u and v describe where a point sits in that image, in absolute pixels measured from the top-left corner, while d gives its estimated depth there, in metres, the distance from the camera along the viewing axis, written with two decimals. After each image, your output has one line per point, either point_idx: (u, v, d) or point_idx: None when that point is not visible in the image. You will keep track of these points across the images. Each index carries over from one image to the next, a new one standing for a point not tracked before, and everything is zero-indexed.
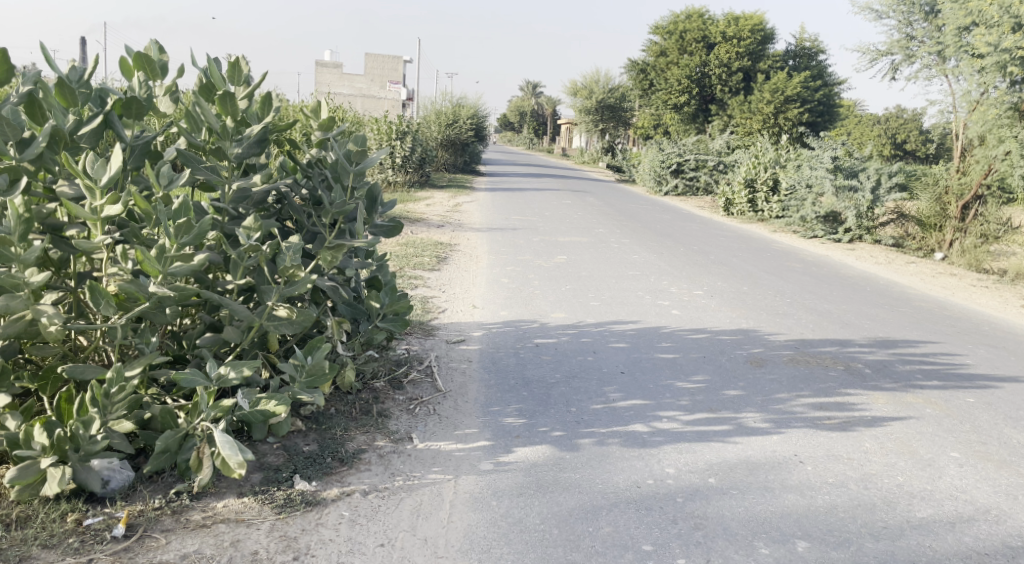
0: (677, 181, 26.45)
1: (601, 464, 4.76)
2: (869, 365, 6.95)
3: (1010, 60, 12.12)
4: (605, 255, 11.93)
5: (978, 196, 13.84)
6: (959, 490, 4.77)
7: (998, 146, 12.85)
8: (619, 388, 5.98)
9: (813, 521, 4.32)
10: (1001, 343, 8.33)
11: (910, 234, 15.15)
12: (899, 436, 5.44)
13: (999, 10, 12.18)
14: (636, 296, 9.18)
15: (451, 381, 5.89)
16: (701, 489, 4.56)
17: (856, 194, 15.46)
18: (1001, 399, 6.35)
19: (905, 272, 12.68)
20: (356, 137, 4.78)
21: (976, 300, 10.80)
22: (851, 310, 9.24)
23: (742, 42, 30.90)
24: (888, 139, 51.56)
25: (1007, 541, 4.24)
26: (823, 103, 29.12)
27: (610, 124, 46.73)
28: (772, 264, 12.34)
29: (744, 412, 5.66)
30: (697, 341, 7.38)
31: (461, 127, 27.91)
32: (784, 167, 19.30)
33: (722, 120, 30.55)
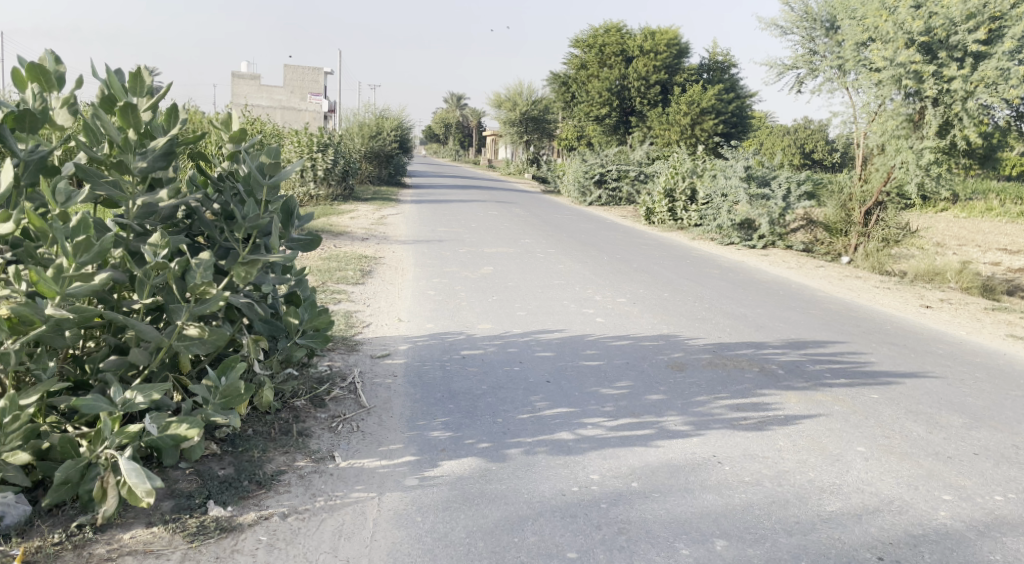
0: (601, 192, 26.78)
1: (526, 474, 4.75)
2: (782, 366, 7.12)
3: (905, 74, 12.73)
4: (530, 265, 11.98)
5: (879, 202, 14.43)
6: (865, 482, 4.92)
7: (896, 155, 13.46)
8: (545, 397, 5.98)
9: (731, 520, 4.38)
10: (905, 342, 8.65)
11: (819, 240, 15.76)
12: (811, 434, 5.58)
13: (894, 27, 12.70)
14: (561, 305, 9.23)
15: (376, 397, 5.79)
16: (624, 493, 4.59)
17: (769, 202, 15.93)
18: (903, 395, 6.59)
19: (814, 275, 13.10)
20: (270, 149, 4.56)
21: (880, 301, 11.25)
22: (765, 313, 9.48)
23: (659, 55, 31.44)
24: (797, 150, 53.37)
25: (909, 531, 4.39)
26: (736, 115, 29.71)
27: (535, 136, 46.88)
28: (691, 271, 12.60)
29: (665, 416, 5.73)
30: (621, 348, 7.44)
31: (384, 138, 27.63)
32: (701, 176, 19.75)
33: (642, 132, 31.18)
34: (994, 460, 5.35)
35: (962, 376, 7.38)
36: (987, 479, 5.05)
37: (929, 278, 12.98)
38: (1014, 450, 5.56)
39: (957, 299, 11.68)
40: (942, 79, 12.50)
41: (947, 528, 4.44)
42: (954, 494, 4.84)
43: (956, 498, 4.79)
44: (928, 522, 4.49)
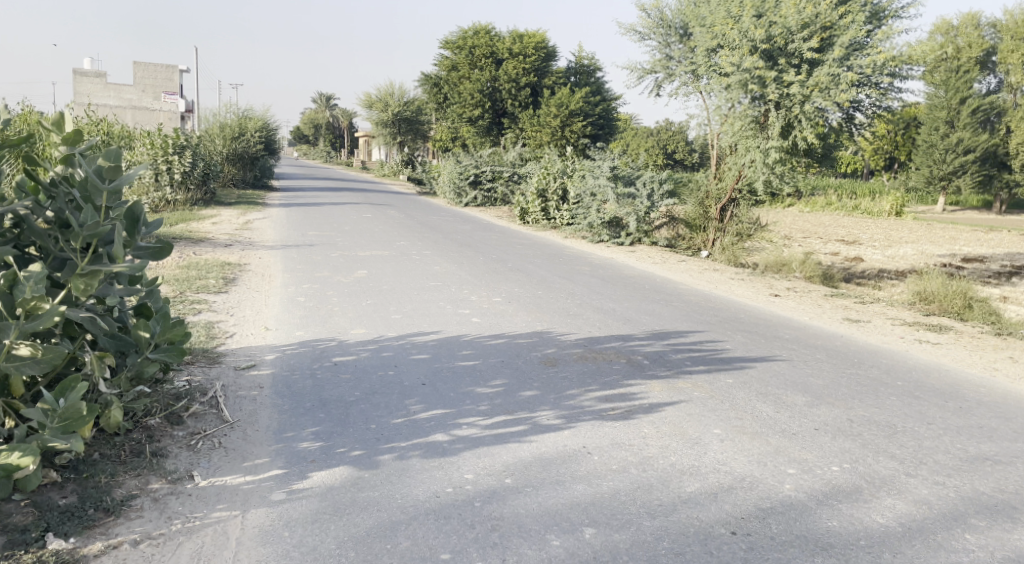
0: (476, 193, 26.89)
1: (400, 479, 4.68)
2: (647, 356, 7.33)
3: (751, 79, 13.31)
4: (405, 268, 11.87)
5: (732, 199, 15.16)
6: (721, 462, 5.11)
7: (745, 154, 14.12)
8: (419, 399, 5.91)
9: (599, 507, 4.48)
10: (756, 329, 9.08)
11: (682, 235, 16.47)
12: (673, 420, 5.76)
13: (739, 34, 13.21)
14: (437, 306, 9.17)
15: (240, 411, 5.56)
16: (497, 490, 4.60)
17: (634, 201, 16.38)
18: (755, 378, 6.91)
19: (676, 270, 13.58)
20: (108, 151, 4.36)
21: (735, 291, 11.78)
22: (633, 307, 9.74)
23: (528, 59, 31.77)
24: (661, 150, 55.37)
25: (759, 504, 4.61)
26: (603, 117, 30.45)
27: (407, 137, 46.54)
28: (564, 268, 12.80)
29: (538, 411, 5.77)
30: (495, 347, 7.45)
31: (248, 140, 26.70)
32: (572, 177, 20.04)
33: (515, 134, 31.59)
34: (832, 433, 5.69)
35: (805, 357, 7.81)
36: (825, 451, 5.35)
37: (778, 268, 13.78)
38: (849, 423, 5.92)
39: (801, 287, 12.39)
40: (782, 84, 13.21)
41: (791, 499, 4.69)
42: (798, 467, 5.11)
43: (800, 471, 5.05)
44: (776, 494, 4.73)
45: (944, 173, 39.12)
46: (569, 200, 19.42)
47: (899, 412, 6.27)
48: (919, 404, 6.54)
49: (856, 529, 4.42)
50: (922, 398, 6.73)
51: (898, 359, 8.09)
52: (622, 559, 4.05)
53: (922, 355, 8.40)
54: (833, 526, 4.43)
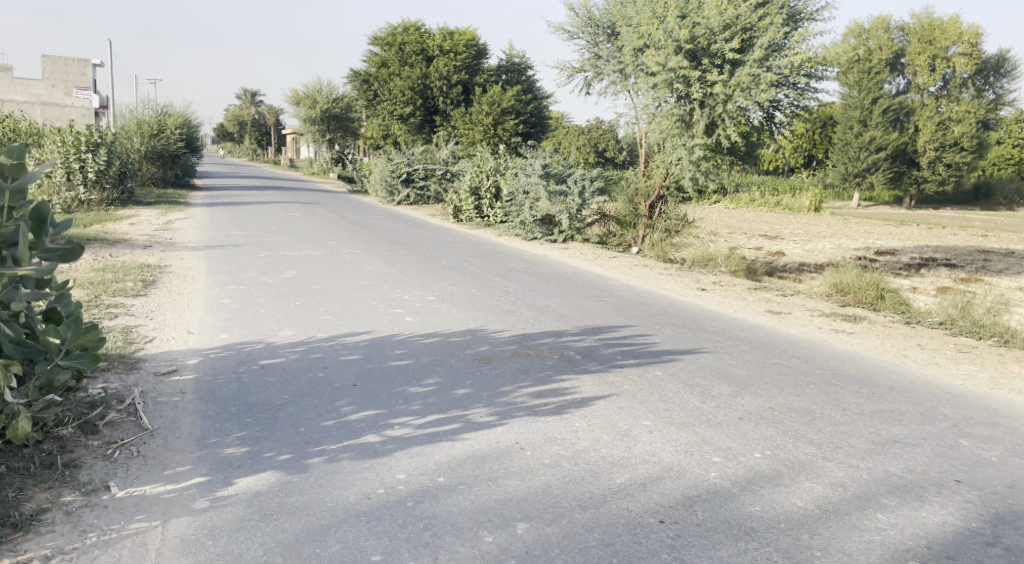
0: (409, 191, 26.72)
1: (330, 482, 4.61)
2: (579, 351, 7.38)
3: (675, 78, 13.55)
4: (335, 267, 11.71)
5: (661, 196, 15.45)
6: (650, 453, 5.18)
7: (672, 152, 14.29)
8: (350, 401, 5.82)
9: (532, 502, 4.49)
10: (683, 322, 9.24)
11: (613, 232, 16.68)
12: (604, 413, 5.81)
13: (664, 34, 13.41)
14: (368, 306, 9.06)
15: (160, 417, 5.40)
16: (430, 489, 4.57)
17: (566, 199, 16.47)
18: (682, 369, 7.04)
19: (608, 266, 13.73)
20: (9, 149, 4.12)
21: (664, 286, 11.96)
22: (565, 303, 9.80)
23: (459, 56, 31.71)
24: (591, 148, 56.06)
25: (686, 493, 4.69)
26: (535, 115, 30.58)
27: (337, 134, 45.94)
28: (497, 266, 12.82)
29: (471, 408, 5.76)
30: (428, 345, 7.40)
31: (168, 137, 25.96)
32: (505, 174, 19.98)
33: (447, 131, 31.61)
34: (755, 421, 5.82)
35: (730, 349, 7.98)
36: (748, 439, 5.47)
37: (704, 263, 14.05)
38: (771, 411, 6.06)
39: (726, 281, 12.65)
40: (705, 84, 13.49)
41: (716, 486, 4.78)
42: (723, 455, 5.21)
43: (725, 459, 5.15)
44: (702, 483, 4.81)
45: (859, 170, 40.59)
46: (503, 197, 19.42)
47: (818, 400, 6.46)
48: (835, 391, 6.75)
49: (776, 513, 4.53)
50: (839, 385, 6.95)
51: (816, 349, 8.34)
52: (553, 553, 4.08)
53: (838, 344, 8.67)
54: (756, 511, 4.53)
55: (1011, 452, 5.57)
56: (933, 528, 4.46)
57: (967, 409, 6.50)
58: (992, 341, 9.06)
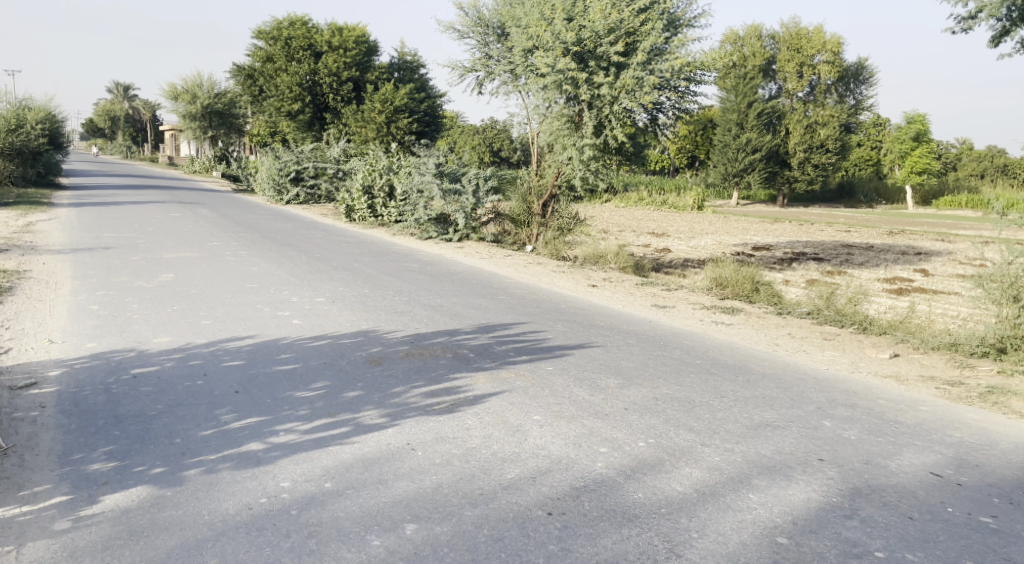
0: (299, 189, 26.07)
1: (206, 493, 4.44)
2: (472, 350, 7.36)
3: (564, 79, 13.73)
4: (217, 269, 11.30)
5: (553, 195, 15.62)
6: (540, 447, 5.22)
7: (562, 152, 14.52)
8: (231, 408, 5.62)
9: (421, 502, 4.44)
10: (574, 318, 9.36)
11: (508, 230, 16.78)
12: (496, 410, 5.81)
13: (552, 36, 13.56)
14: (253, 309, 8.78)
15: (17, 435, 5.09)
16: (315, 495, 4.46)
17: (461, 197, 16.47)
18: (573, 364, 7.13)
19: (503, 264, 13.77)
20: None
21: (556, 283, 12.11)
22: (459, 302, 9.78)
23: (348, 52, 31.16)
24: (484, 148, 56.39)
25: (575, 484, 4.74)
26: (429, 113, 30.42)
27: (221, 131, 44.44)
28: (390, 266, 12.67)
29: (361, 411, 5.65)
30: (317, 348, 7.23)
31: (28, 133, 24.52)
32: (398, 172, 19.78)
33: (337, 129, 30.95)
34: (641, 412, 5.95)
35: (619, 343, 8.14)
36: (634, 429, 5.58)
37: (595, 260, 14.32)
38: (657, 402, 6.21)
39: (616, 277, 12.92)
40: (593, 85, 13.73)
41: (603, 476, 4.85)
42: (610, 445, 5.30)
43: (612, 449, 5.24)
44: (589, 473, 4.88)
45: (737, 170, 42.27)
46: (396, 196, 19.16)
47: (699, 389, 6.66)
48: (716, 380, 6.98)
49: (659, 499, 4.64)
50: (720, 374, 7.19)
51: (697, 340, 8.60)
52: (442, 551, 4.05)
53: (718, 335, 8.97)
54: (639, 498, 4.63)
55: (870, 431, 5.90)
56: (802, 506, 4.66)
57: (833, 392, 6.84)
58: (853, 328, 9.59)
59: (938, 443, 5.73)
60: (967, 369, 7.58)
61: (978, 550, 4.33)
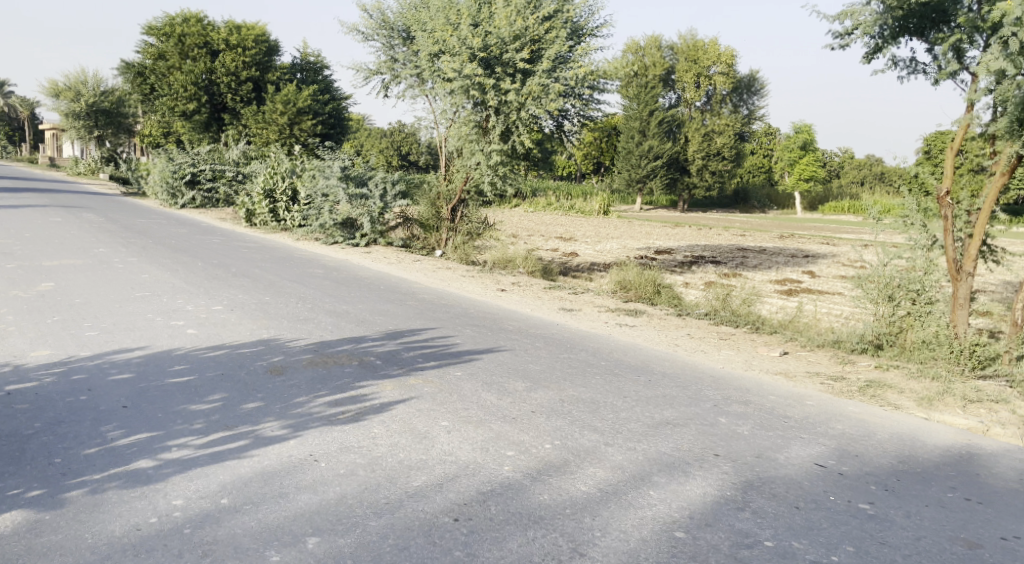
0: (194, 193, 25.40)
1: (91, 515, 4.33)
2: (379, 357, 7.35)
3: (471, 85, 13.79)
4: (105, 277, 10.90)
5: (462, 200, 15.68)
6: (447, 452, 5.27)
7: (471, 157, 14.57)
8: (119, 424, 5.47)
9: (323, 515, 4.43)
10: (481, 322, 9.45)
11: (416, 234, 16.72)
12: (403, 417, 5.83)
13: (458, 42, 13.60)
14: (143, 319, 8.52)
15: None
16: (211, 512, 4.39)
17: (367, 202, 16.40)
18: (481, 368, 7.21)
19: (411, 269, 13.76)
20: None
21: (464, 288, 12.17)
22: (365, 308, 9.74)
23: (247, 51, 30.46)
24: (390, 152, 56.02)
25: (481, 489, 4.81)
26: (333, 116, 30.07)
27: (108, 130, 42.67)
28: (293, 272, 12.49)
29: (261, 423, 5.58)
30: (214, 358, 7.09)
31: None
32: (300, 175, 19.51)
33: (236, 130, 30.27)
34: (547, 414, 6.07)
35: (526, 346, 8.27)
36: (540, 432, 5.70)
37: (504, 265, 14.46)
38: (563, 403, 6.35)
39: (524, 281, 13.09)
40: (500, 91, 13.84)
41: (509, 480, 4.95)
42: (516, 448, 5.40)
43: (518, 452, 5.34)
44: (495, 477, 4.96)
45: (640, 176, 43.28)
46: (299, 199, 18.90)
47: (603, 390, 6.83)
48: (620, 380, 7.17)
49: (563, 500, 4.75)
50: (623, 375, 7.40)
51: (601, 342, 8.81)
52: None
53: (622, 337, 9.22)
54: (544, 500, 4.73)
55: (761, 426, 6.18)
56: (696, 501, 4.85)
57: (728, 390, 7.14)
58: (747, 327, 10.00)
59: (826, 435, 6.05)
60: (849, 364, 7.97)
61: (856, 535, 4.60)
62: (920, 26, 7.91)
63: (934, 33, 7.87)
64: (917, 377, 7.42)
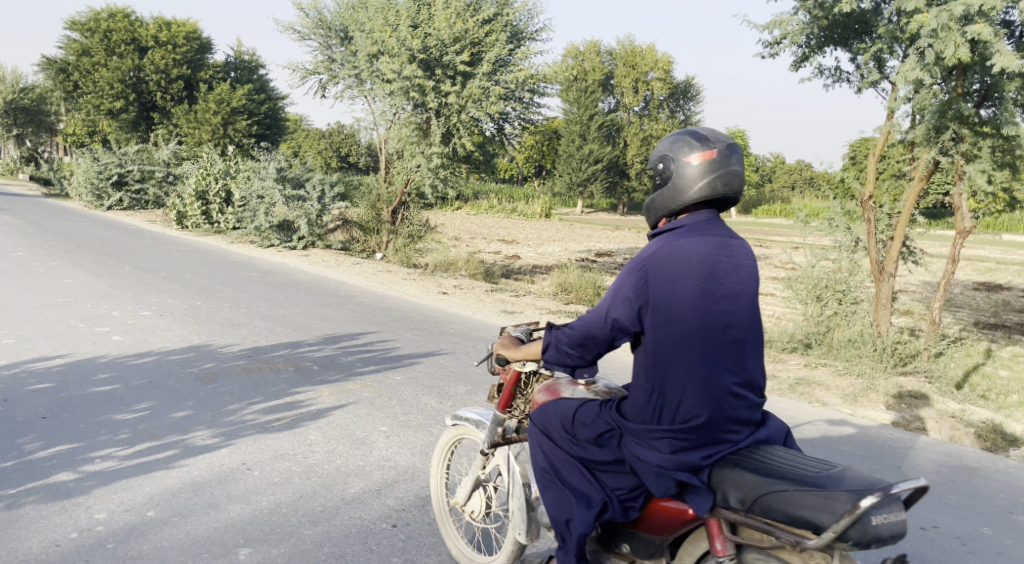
0: (121, 194, 24.74)
1: (7, 530, 4.22)
2: (316, 362, 7.32)
3: (411, 86, 13.78)
4: (26, 282, 10.61)
5: (402, 202, 15.48)
6: (385, 458, 5.28)
7: (411, 159, 14.51)
8: (38, 436, 5.36)
9: (256, 524, 4.36)
10: (422, 326, 9.46)
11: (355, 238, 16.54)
12: (339, 423, 5.82)
13: (397, 42, 13.57)
14: (66, 326, 8.32)
15: None
16: (136, 525, 4.31)
17: (305, 204, 16.26)
18: (421, 372, 7.22)
19: (350, 272, 13.67)
20: None
21: (405, 291, 12.16)
22: (302, 312, 9.67)
23: (178, 48, 29.69)
24: (328, 153, 55.50)
25: (420, 494, 4.82)
26: (269, 116, 29.66)
27: (30, 129, 41.32)
28: (227, 275, 12.30)
29: (191, 432, 5.52)
30: (141, 366, 6.98)
31: None
32: (235, 176, 19.28)
33: (166, 130, 29.65)
34: None
35: (467, 350, 8.31)
36: None
37: (445, 268, 14.45)
38: None
39: (466, 284, 13.11)
40: (440, 93, 13.86)
41: None
42: None
43: None
44: None
45: (581, 180, 43.66)
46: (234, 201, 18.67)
47: None
48: None
49: None
50: None
51: None
52: None
53: None
54: None
55: None
56: None
57: None
58: None
59: None
60: (780, 363, 8.20)
61: None
62: (844, 36, 8.18)
63: (857, 43, 8.15)
64: (843, 374, 7.68)
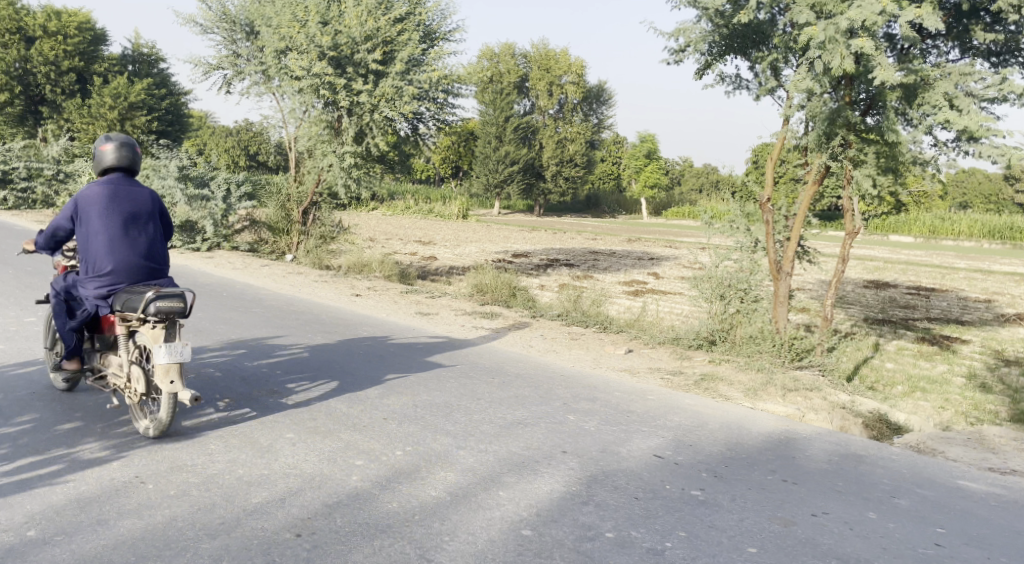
0: (6, 193, 23.72)
1: None
2: (220, 368, 7.20)
3: (320, 84, 13.64)
4: None
5: (313, 202, 15.43)
6: (290, 466, 5.25)
7: (322, 158, 14.36)
8: None
9: (149, 541, 4.28)
10: (333, 329, 9.39)
11: (263, 238, 16.31)
12: (242, 431, 5.76)
13: (306, 39, 13.47)
14: None
15: None
16: (16, 546, 4.19)
17: (208, 203, 15.94)
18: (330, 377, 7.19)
19: (258, 274, 13.44)
20: None
21: (317, 293, 11.97)
22: (206, 316, 9.49)
23: (69, 39, 28.90)
24: (236, 152, 54.23)
25: (327, 501, 4.81)
26: (169, 112, 29.21)
27: None
28: None
29: (79, 445, 5.39)
30: (26, 376, 6.75)
31: None
32: None
33: (56, 124, 28.46)
34: (399, 420, 6.17)
35: (380, 353, 8.29)
36: (391, 439, 5.77)
37: (359, 270, 14.32)
38: (415, 409, 6.45)
39: (380, 286, 13.06)
40: (351, 92, 13.78)
41: (357, 489, 4.98)
42: (366, 457, 5.45)
43: (367, 461, 5.39)
44: (342, 488, 4.98)
45: (498, 181, 43.69)
46: None
47: (457, 393, 6.99)
48: (472, 383, 7.34)
49: (413, 505, 4.81)
50: (476, 377, 7.57)
51: (457, 346, 8.95)
52: None
53: (477, 340, 9.40)
54: (393, 507, 4.77)
55: (602, 422, 6.50)
56: (542, 496, 5.03)
57: (575, 388, 7.45)
58: (596, 327, 10.43)
59: (661, 428, 6.43)
60: (687, 360, 8.50)
61: (688, 520, 4.81)
62: (742, 46, 8.52)
63: (755, 52, 8.48)
64: (744, 369, 8.01)
